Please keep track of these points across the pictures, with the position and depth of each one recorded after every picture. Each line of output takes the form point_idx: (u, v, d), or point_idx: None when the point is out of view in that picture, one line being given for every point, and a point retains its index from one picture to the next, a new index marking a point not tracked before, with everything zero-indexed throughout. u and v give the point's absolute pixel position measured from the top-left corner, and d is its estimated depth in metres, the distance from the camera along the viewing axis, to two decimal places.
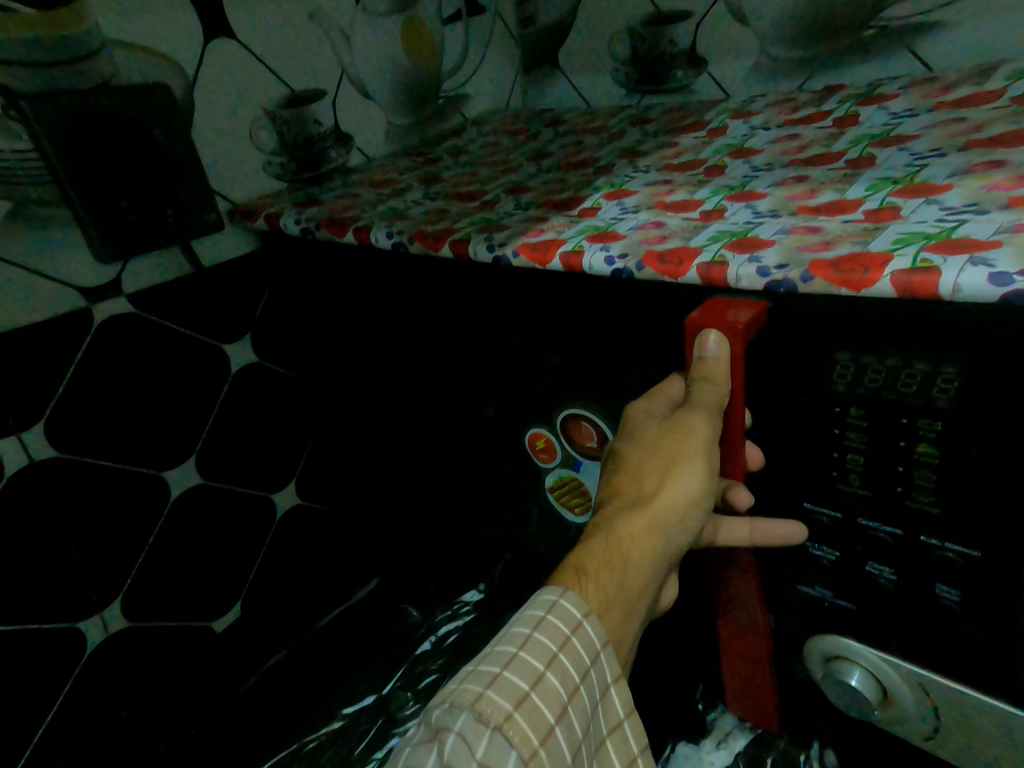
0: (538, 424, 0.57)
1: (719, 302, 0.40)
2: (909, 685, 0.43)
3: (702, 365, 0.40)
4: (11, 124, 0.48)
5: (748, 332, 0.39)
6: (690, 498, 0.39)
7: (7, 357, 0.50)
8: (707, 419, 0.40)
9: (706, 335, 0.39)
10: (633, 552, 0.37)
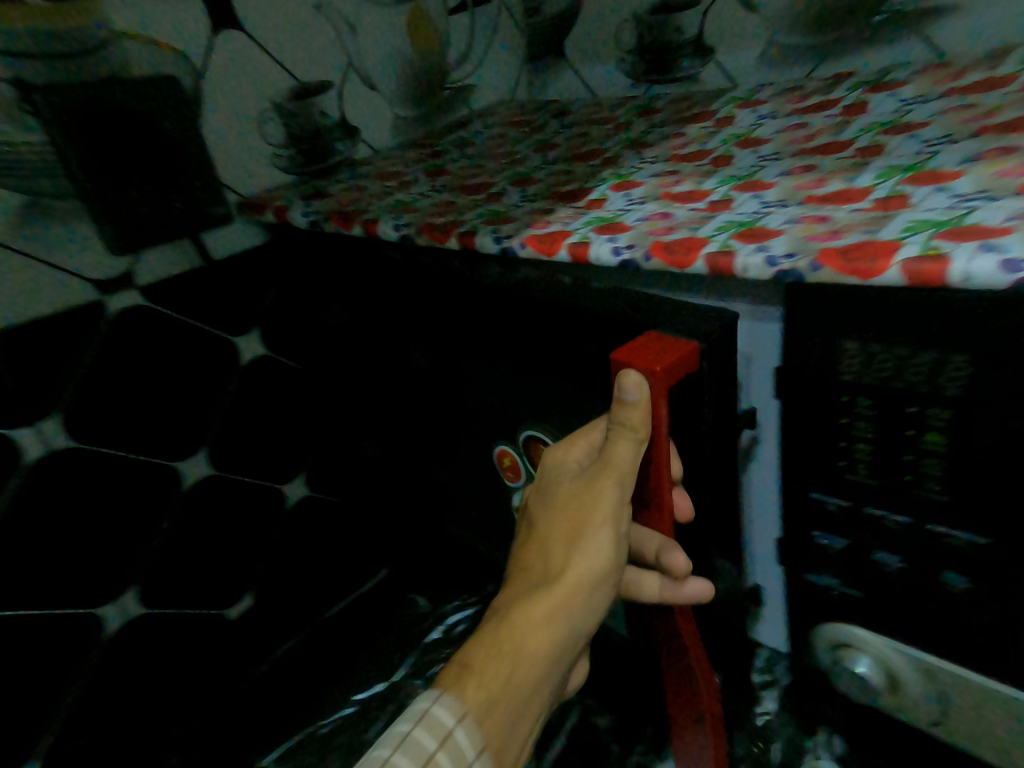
0: (502, 442, 0.56)
1: (645, 344, 0.39)
2: (915, 670, 0.44)
3: (618, 413, 0.38)
4: (23, 116, 0.48)
5: (670, 373, 0.37)
6: (594, 573, 0.40)
7: (27, 348, 0.51)
8: (614, 482, 0.40)
9: (624, 376, 0.37)
10: (527, 634, 0.38)
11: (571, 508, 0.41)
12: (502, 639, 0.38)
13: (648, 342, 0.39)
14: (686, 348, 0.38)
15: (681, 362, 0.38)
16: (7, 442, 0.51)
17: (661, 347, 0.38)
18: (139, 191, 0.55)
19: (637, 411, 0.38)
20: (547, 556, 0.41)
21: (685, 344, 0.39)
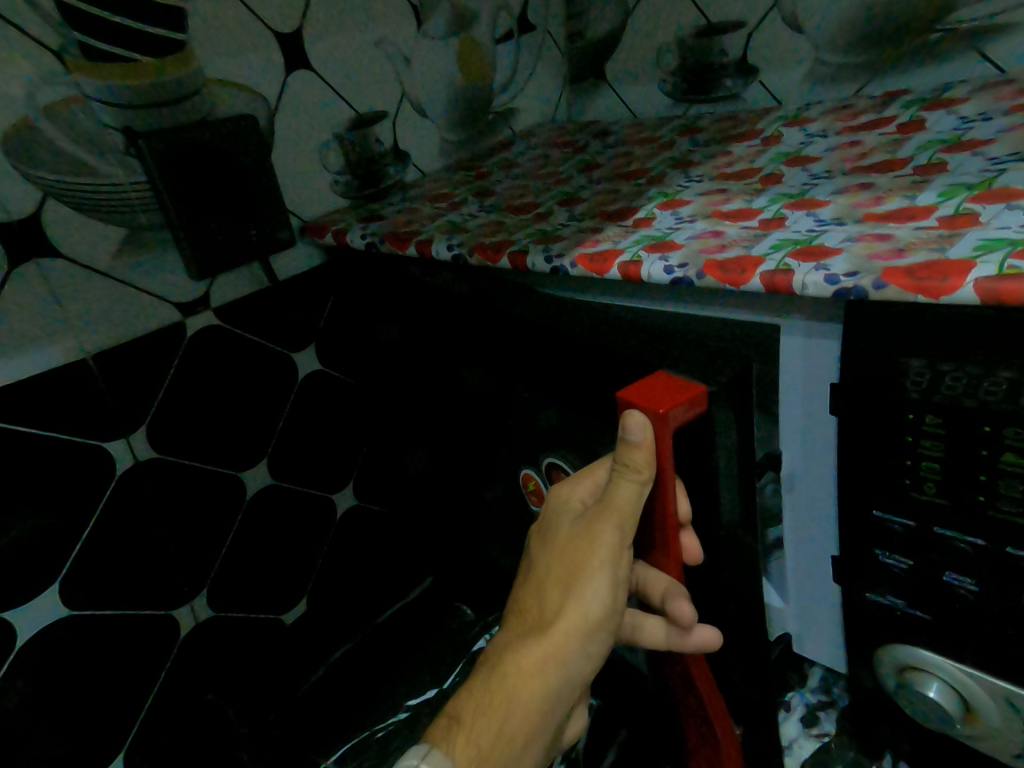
0: (526, 466, 0.54)
1: (655, 381, 0.35)
2: (993, 699, 0.42)
3: (617, 454, 0.35)
4: (129, 159, 0.53)
5: (671, 418, 0.33)
6: (589, 622, 0.38)
7: (115, 365, 0.55)
8: (614, 526, 0.37)
9: (626, 417, 0.34)
10: (516, 688, 0.38)
11: (571, 550, 0.39)
12: (497, 679, 0.39)
13: (651, 383, 0.35)
14: (690, 392, 0.33)
15: (685, 407, 0.33)
16: (99, 452, 0.55)
17: (664, 387, 0.34)
18: (218, 223, 0.59)
19: (639, 453, 0.35)
20: (544, 597, 0.40)
21: (691, 385, 0.34)
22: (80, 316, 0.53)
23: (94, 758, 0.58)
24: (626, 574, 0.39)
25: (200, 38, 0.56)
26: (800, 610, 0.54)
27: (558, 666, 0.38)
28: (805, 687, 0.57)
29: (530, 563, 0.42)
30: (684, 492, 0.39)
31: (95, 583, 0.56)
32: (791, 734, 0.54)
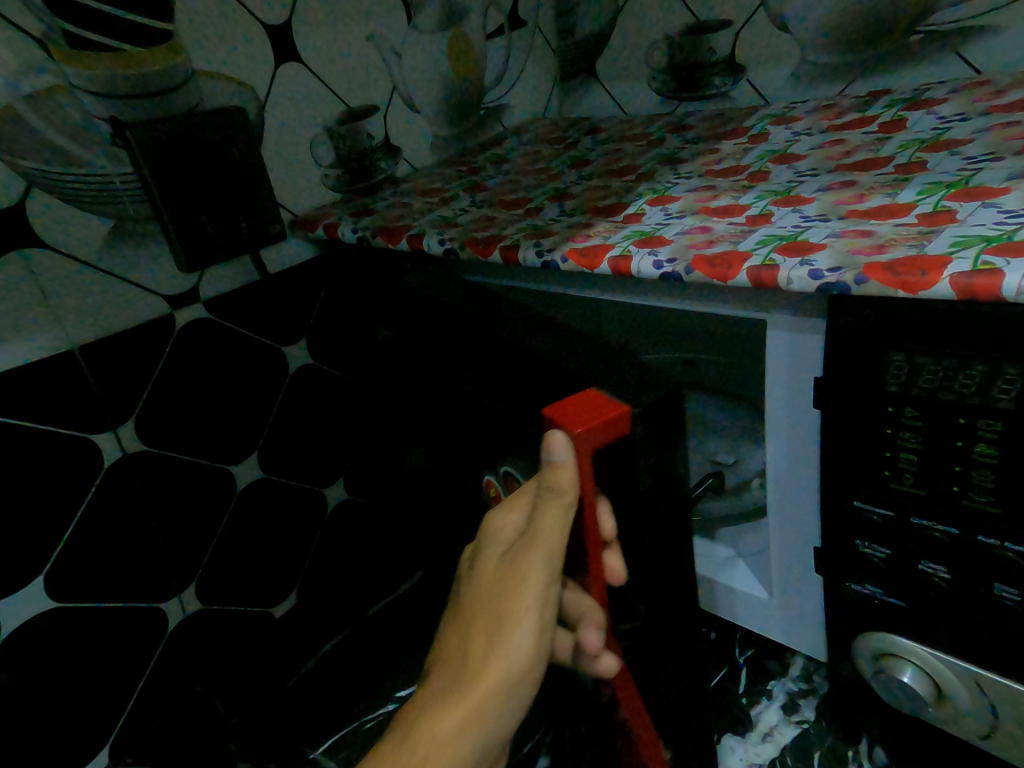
0: (487, 472, 0.52)
1: (582, 402, 0.36)
2: (964, 683, 0.43)
3: (542, 477, 0.35)
4: (116, 150, 0.53)
5: (597, 439, 0.34)
6: (514, 671, 0.37)
7: (103, 358, 0.55)
8: (542, 558, 0.37)
9: (548, 438, 0.34)
10: (431, 752, 0.34)
11: (498, 588, 0.38)
12: (408, 747, 0.35)
13: (577, 401, 0.36)
14: (614, 413, 0.34)
15: (609, 429, 0.34)
16: (87, 445, 0.55)
17: (588, 408, 0.35)
18: (208, 215, 0.58)
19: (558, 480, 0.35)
20: (469, 644, 0.38)
21: (615, 405, 0.35)
22: (68, 309, 0.53)
23: (83, 749, 0.58)
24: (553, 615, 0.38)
25: (188, 30, 0.56)
26: (784, 602, 0.54)
27: (478, 729, 0.36)
28: (786, 675, 0.58)
29: (458, 605, 0.41)
30: (609, 511, 0.40)
31: (83, 576, 0.56)
32: (771, 721, 0.55)
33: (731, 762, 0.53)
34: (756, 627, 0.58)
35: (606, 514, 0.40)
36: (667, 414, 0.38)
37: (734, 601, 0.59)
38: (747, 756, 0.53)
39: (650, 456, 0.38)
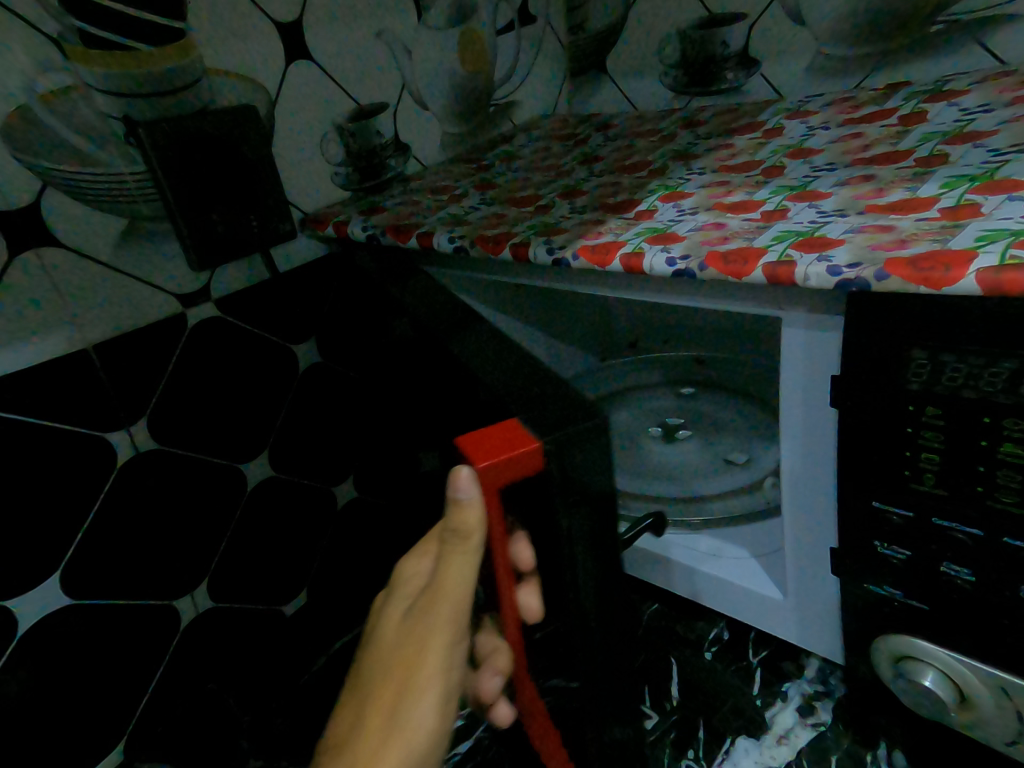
0: None
1: (496, 431, 0.33)
2: (987, 687, 0.42)
3: (450, 517, 0.34)
4: (130, 149, 0.53)
5: (499, 473, 0.32)
6: (421, 733, 0.35)
7: (115, 357, 0.55)
8: (450, 605, 0.36)
9: (454, 476, 0.32)
10: None
11: (405, 643, 0.37)
12: None
13: (489, 431, 0.33)
14: (518, 449, 0.31)
15: (513, 465, 0.32)
16: (101, 444, 0.55)
17: (503, 437, 0.33)
18: (219, 213, 0.57)
19: (460, 516, 0.34)
20: (374, 702, 0.36)
21: (525, 438, 0.32)
22: (81, 308, 0.53)
23: (97, 745, 0.58)
24: (459, 672, 0.37)
25: (199, 28, 0.56)
26: (798, 604, 0.53)
27: None
28: (801, 677, 0.56)
29: (362, 663, 0.39)
30: (528, 544, 0.37)
31: (97, 573, 0.56)
32: (787, 723, 0.52)
33: (744, 764, 0.50)
34: (769, 629, 0.57)
35: (522, 546, 0.37)
36: (595, 448, 0.33)
37: (746, 602, 0.57)
38: (761, 758, 0.50)
39: (573, 496, 0.33)
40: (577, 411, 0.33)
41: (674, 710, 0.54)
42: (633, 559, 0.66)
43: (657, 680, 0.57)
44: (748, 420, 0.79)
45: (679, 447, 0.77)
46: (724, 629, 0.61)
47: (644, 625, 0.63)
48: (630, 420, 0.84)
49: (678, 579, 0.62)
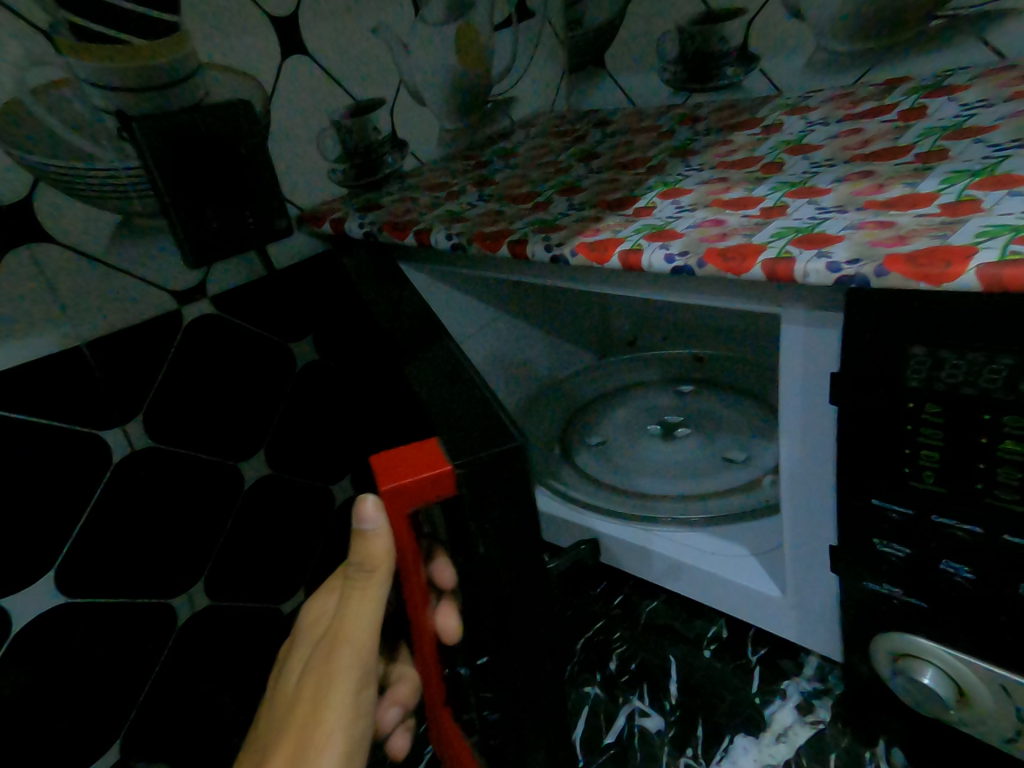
0: None
1: (410, 451, 0.34)
2: (988, 685, 0.42)
3: (356, 549, 0.36)
4: (123, 144, 0.52)
5: (405, 495, 0.32)
6: None
7: (110, 354, 0.55)
8: (350, 647, 0.37)
9: (358, 507, 0.35)
10: None
11: (302, 696, 0.37)
12: None
13: (404, 450, 0.34)
14: (429, 472, 0.32)
15: (424, 486, 0.32)
16: (95, 442, 0.55)
17: (416, 458, 0.33)
18: (214, 211, 0.57)
19: (365, 550, 0.36)
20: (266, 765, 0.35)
21: (437, 460, 0.32)
22: (74, 305, 0.53)
23: (94, 745, 0.58)
24: (363, 723, 0.37)
25: (194, 22, 0.56)
26: (796, 601, 0.53)
27: None
28: (800, 674, 0.55)
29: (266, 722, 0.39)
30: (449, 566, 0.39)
31: (92, 572, 0.56)
32: (786, 720, 0.52)
33: (743, 762, 0.50)
34: (767, 626, 0.57)
35: (442, 568, 0.39)
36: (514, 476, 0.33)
37: (744, 599, 0.57)
38: (761, 757, 0.50)
39: (488, 522, 0.33)
40: (493, 438, 0.33)
41: (674, 709, 0.54)
42: (627, 557, 0.65)
43: (656, 678, 0.57)
44: (747, 418, 0.79)
45: (677, 445, 0.77)
46: (723, 627, 0.61)
47: (641, 622, 0.63)
48: (629, 418, 0.84)
49: (674, 578, 0.62)
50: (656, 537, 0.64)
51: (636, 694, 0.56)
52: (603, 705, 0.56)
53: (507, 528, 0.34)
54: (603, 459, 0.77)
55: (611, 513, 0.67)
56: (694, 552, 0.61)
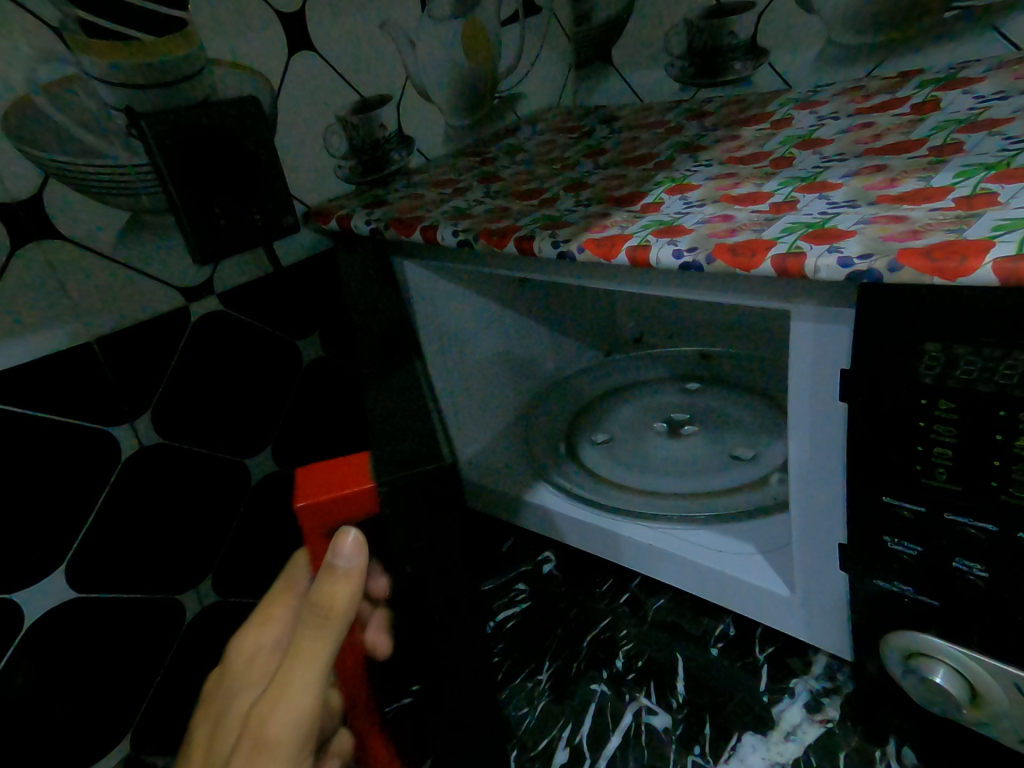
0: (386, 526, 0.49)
1: (334, 467, 0.33)
2: (1001, 683, 0.42)
3: (317, 585, 0.33)
4: (132, 141, 0.52)
5: (322, 512, 0.33)
6: None
7: (118, 350, 0.55)
8: (289, 707, 0.33)
9: (337, 541, 0.32)
10: None
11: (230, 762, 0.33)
12: None
13: (332, 464, 0.34)
14: (348, 488, 0.32)
15: (341, 502, 0.32)
16: (104, 437, 0.55)
17: (340, 474, 0.33)
18: (222, 208, 0.56)
19: (325, 589, 0.32)
20: None
21: (359, 477, 0.32)
22: (83, 301, 0.53)
23: (102, 739, 0.58)
24: None
25: (202, 17, 0.55)
26: (805, 599, 0.53)
27: None
28: (809, 673, 0.55)
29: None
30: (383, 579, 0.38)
31: (101, 566, 0.56)
32: (794, 719, 0.52)
33: (751, 760, 0.49)
34: (775, 624, 0.56)
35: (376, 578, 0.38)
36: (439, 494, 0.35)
37: (751, 597, 0.57)
38: (769, 755, 0.49)
39: (415, 541, 0.35)
40: (421, 458, 0.35)
41: (681, 707, 0.54)
42: (631, 555, 0.65)
43: (663, 677, 0.57)
44: (756, 416, 0.78)
45: (684, 442, 0.77)
46: (730, 626, 0.60)
47: (648, 620, 0.62)
48: (635, 416, 0.83)
49: (679, 575, 0.62)
50: (661, 534, 0.63)
51: (643, 692, 0.56)
52: (611, 703, 0.55)
53: (435, 543, 0.36)
54: (609, 457, 0.76)
55: (617, 511, 0.67)
56: (701, 550, 0.61)
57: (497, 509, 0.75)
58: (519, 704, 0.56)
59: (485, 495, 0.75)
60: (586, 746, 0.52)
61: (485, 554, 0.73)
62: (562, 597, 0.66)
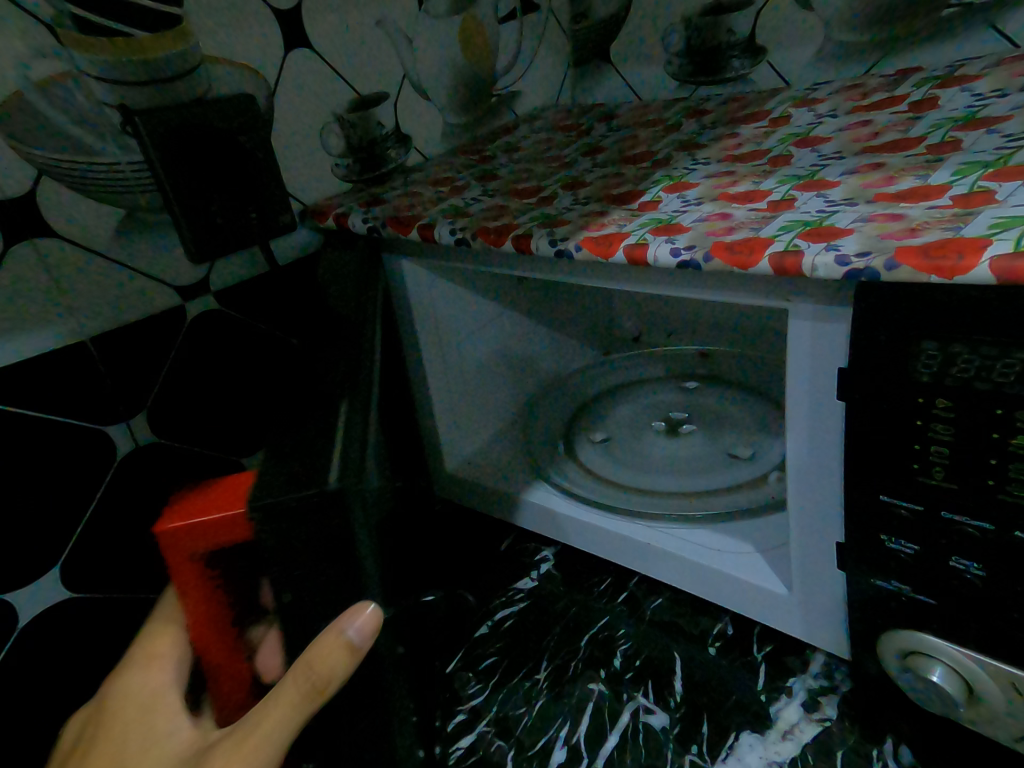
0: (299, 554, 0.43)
1: (215, 490, 0.31)
2: (997, 682, 0.42)
3: (318, 649, 0.31)
4: (127, 138, 0.52)
5: (192, 539, 0.30)
6: None
7: (114, 349, 0.55)
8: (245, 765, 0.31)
9: (355, 609, 0.31)
10: None
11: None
12: None
13: (213, 486, 0.31)
14: (213, 515, 0.29)
15: (214, 527, 0.29)
16: (100, 437, 0.55)
17: (218, 495, 0.31)
18: (219, 207, 0.56)
19: (323, 652, 0.30)
20: None
21: (229, 501, 0.30)
22: (78, 299, 0.53)
23: None
24: None
25: (197, 14, 0.55)
26: (803, 599, 0.52)
27: None
28: (806, 672, 0.55)
29: None
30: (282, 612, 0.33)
31: (97, 566, 0.56)
32: (792, 718, 0.51)
33: (748, 759, 0.49)
34: (773, 623, 0.56)
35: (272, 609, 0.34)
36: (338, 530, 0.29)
37: (748, 596, 0.57)
38: (767, 754, 0.49)
39: (295, 573, 0.30)
40: (310, 480, 0.30)
41: (679, 707, 0.54)
42: (629, 554, 0.65)
43: (661, 676, 0.57)
44: (754, 414, 0.78)
45: (683, 441, 0.77)
46: (728, 625, 0.60)
47: (646, 619, 0.62)
48: (633, 414, 0.83)
49: (677, 575, 0.62)
50: (659, 533, 0.63)
51: (640, 691, 0.56)
52: (608, 702, 0.55)
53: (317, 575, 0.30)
54: (607, 456, 0.76)
55: (614, 509, 0.67)
56: (699, 548, 0.60)
57: (495, 509, 0.74)
58: (517, 703, 0.56)
59: (483, 494, 0.75)
60: (584, 747, 0.52)
61: (483, 553, 0.73)
62: (561, 597, 0.66)
